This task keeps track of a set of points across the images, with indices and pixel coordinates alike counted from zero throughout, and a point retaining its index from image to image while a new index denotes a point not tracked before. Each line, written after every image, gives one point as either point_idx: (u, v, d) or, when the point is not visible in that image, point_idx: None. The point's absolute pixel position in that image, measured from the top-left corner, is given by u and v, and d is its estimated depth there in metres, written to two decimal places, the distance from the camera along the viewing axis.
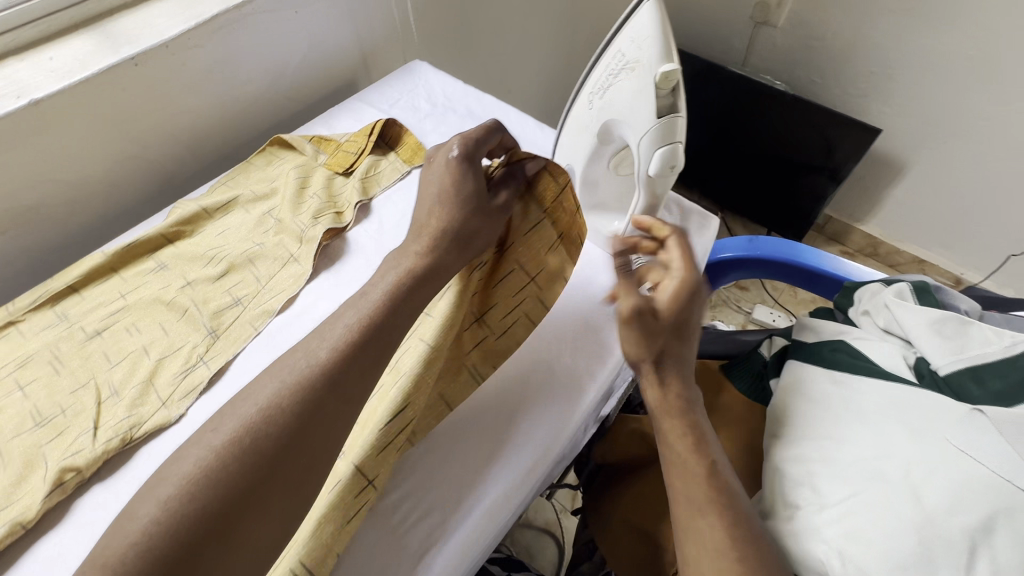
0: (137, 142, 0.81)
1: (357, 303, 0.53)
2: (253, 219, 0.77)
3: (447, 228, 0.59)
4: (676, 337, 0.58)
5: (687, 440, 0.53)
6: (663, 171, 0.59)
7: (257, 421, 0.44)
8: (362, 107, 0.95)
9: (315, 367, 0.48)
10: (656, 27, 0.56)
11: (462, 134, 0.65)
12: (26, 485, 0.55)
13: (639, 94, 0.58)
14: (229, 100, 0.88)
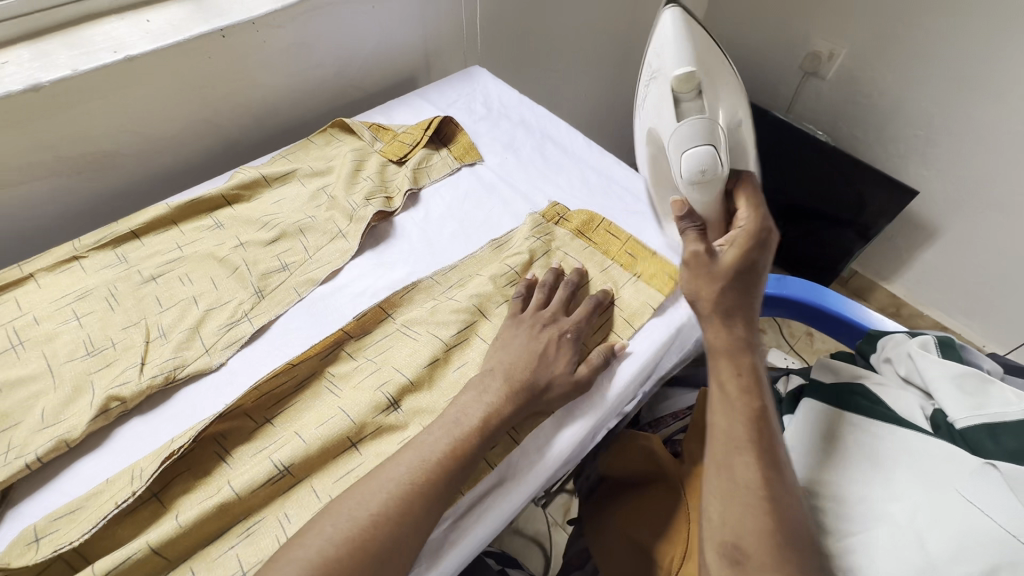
0: (211, 107, 0.86)
1: (457, 425, 0.56)
2: (308, 192, 0.81)
3: (530, 399, 0.60)
4: (737, 288, 0.61)
5: (738, 382, 0.56)
6: (698, 165, 0.66)
7: (363, 529, 0.48)
8: (420, 102, 1.00)
9: (421, 492, 0.51)
10: (661, 59, 0.75)
11: (575, 318, 0.67)
12: (73, 407, 0.58)
13: (666, 106, 0.73)
14: (299, 81, 0.94)
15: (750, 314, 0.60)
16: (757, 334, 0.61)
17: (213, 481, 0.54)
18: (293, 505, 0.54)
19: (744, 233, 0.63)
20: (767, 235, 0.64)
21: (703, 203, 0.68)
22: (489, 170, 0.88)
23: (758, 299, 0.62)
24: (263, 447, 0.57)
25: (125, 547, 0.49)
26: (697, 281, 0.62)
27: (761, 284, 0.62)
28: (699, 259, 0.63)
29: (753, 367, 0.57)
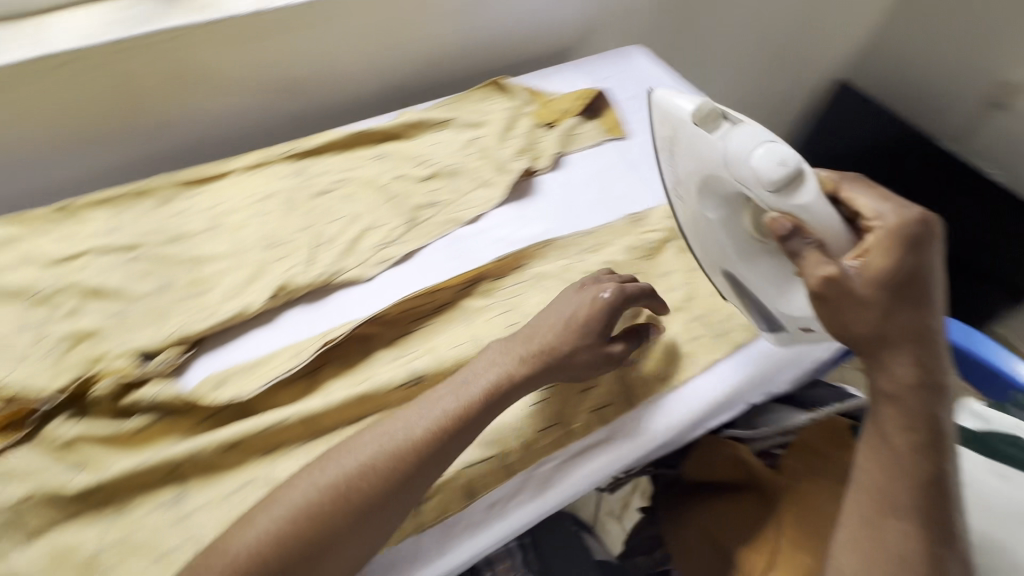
0: (389, 51, 0.93)
1: (486, 370, 0.55)
2: (462, 140, 0.87)
3: (548, 361, 0.56)
4: (896, 316, 0.50)
5: (901, 435, 0.51)
6: (776, 168, 0.49)
7: (388, 462, 0.48)
8: (573, 73, 1.01)
9: (436, 436, 0.50)
10: (665, 121, 0.61)
11: (626, 286, 0.61)
12: (253, 286, 0.68)
13: (698, 146, 0.57)
14: (469, 37, 0.99)
15: (915, 344, 0.51)
16: (933, 365, 0.52)
17: (357, 374, 0.61)
18: None
19: (891, 235, 0.49)
20: (927, 222, 0.49)
21: (813, 208, 0.49)
22: (636, 147, 0.89)
23: (925, 315, 0.51)
24: (402, 355, 0.63)
25: (284, 411, 0.56)
26: (837, 316, 0.50)
27: (926, 293, 0.51)
28: (831, 291, 0.49)
29: (918, 413, 0.51)
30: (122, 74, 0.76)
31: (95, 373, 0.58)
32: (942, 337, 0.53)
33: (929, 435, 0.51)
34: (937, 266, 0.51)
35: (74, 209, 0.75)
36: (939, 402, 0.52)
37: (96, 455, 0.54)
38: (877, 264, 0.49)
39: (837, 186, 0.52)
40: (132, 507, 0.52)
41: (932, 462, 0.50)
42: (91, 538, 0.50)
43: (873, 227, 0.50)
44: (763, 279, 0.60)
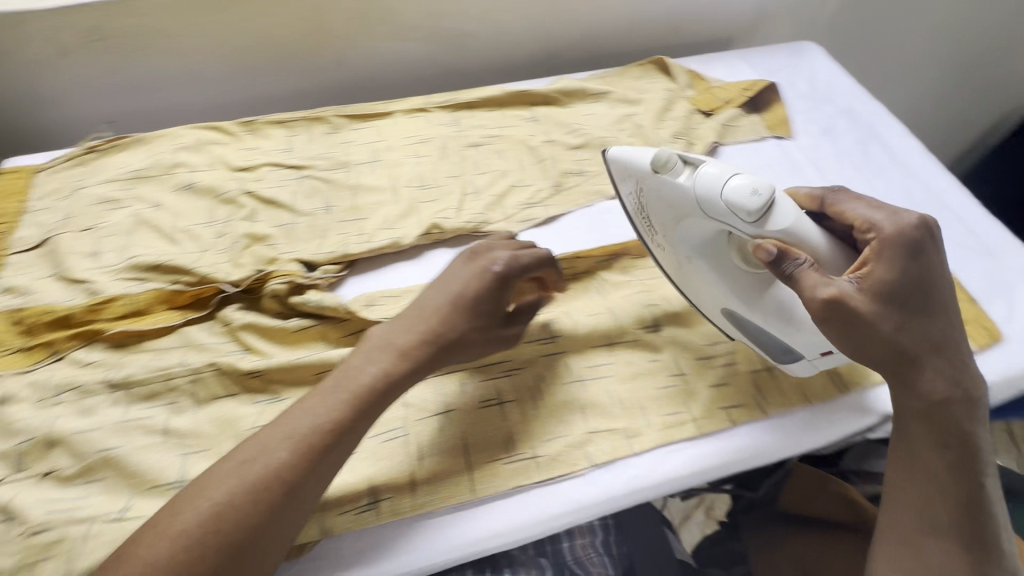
0: (555, 16, 0.93)
1: (380, 350, 0.51)
2: (616, 115, 0.85)
3: (435, 340, 0.52)
4: (912, 327, 0.50)
5: (932, 454, 0.51)
6: (749, 198, 0.50)
7: (300, 447, 0.45)
8: (739, 62, 0.95)
9: (341, 418, 0.47)
10: (627, 177, 0.59)
11: (515, 254, 0.57)
12: (405, 221, 0.71)
13: (669, 196, 0.56)
14: (635, 12, 0.96)
15: (933, 356, 0.51)
16: (959, 375, 0.52)
17: None
18: (552, 369, 0.60)
19: (882, 244, 0.51)
20: (927, 228, 0.52)
21: (795, 228, 0.51)
22: (799, 149, 0.83)
23: (939, 322, 0.52)
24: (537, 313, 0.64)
25: None
26: (855, 337, 0.50)
27: (936, 299, 0.52)
28: (837, 312, 0.49)
29: (949, 427, 0.51)
30: (314, 5, 0.81)
31: (269, 272, 0.64)
32: (961, 343, 0.53)
33: (961, 448, 0.51)
34: (944, 271, 0.52)
35: (256, 124, 0.82)
36: (972, 412, 0.52)
37: (259, 343, 0.60)
38: (881, 274, 0.50)
39: (828, 205, 0.57)
40: (284, 397, 0.57)
41: (965, 475, 0.50)
42: (248, 417, 0.55)
43: (869, 238, 0.52)
44: (771, 317, 0.55)
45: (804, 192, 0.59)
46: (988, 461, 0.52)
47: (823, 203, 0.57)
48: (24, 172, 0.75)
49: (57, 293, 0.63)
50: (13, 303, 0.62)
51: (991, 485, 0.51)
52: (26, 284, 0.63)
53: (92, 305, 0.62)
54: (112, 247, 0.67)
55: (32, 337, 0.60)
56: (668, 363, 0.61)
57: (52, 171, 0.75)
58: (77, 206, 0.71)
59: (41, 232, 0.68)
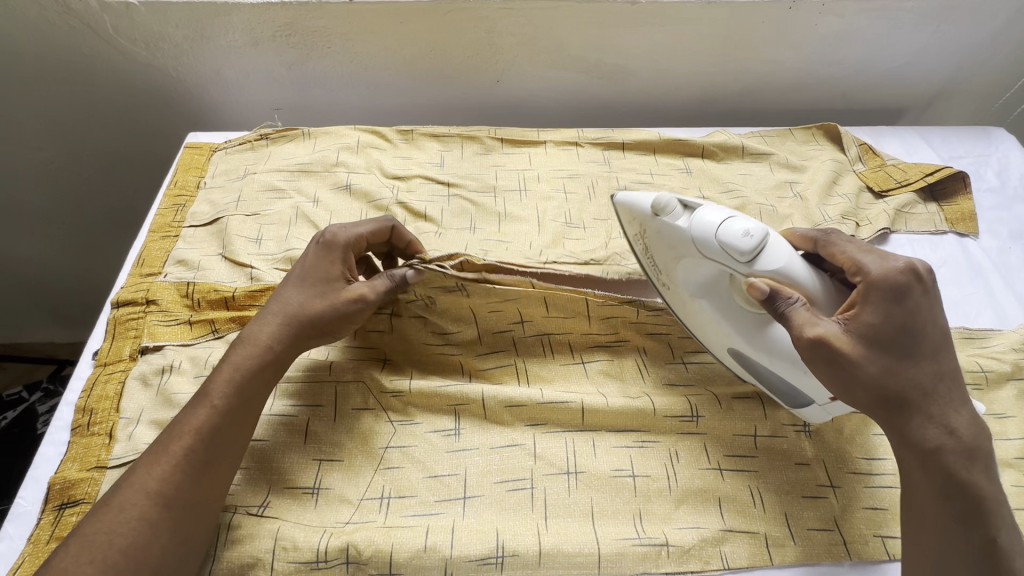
0: (723, 66, 0.89)
1: (244, 345, 0.52)
2: (776, 180, 0.80)
3: (292, 323, 0.53)
4: (900, 372, 0.48)
5: (938, 508, 0.46)
6: (742, 242, 0.51)
7: (183, 444, 0.47)
8: (918, 141, 0.88)
9: (214, 411, 0.49)
10: (631, 219, 0.59)
11: (349, 228, 0.58)
12: (549, 260, 0.70)
13: (669, 237, 0.56)
14: (806, 71, 0.91)
15: (921, 402, 0.48)
16: (956, 417, 0.48)
17: (631, 386, 0.60)
18: (689, 449, 0.56)
19: (869, 286, 0.50)
20: (915, 271, 0.50)
21: (786, 270, 0.52)
22: (982, 251, 0.74)
23: (929, 365, 0.48)
24: (676, 384, 0.61)
25: (567, 393, 0.58)
26: (840, 381, 0.49)
27: (926, 344, 0.48)
28: (822, 353, 0.49)
29: (945, 477, 0.46)
30: (489, 27, 0.82)
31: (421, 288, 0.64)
32: (959, 382, 0.49)
33: (965, 500, 0.46)
34: (935, 313, 0.50)
35: (412, 135, 0.83)
36: (974, 460, 0.47)
37: (401, 355, 0.61)
38: (868, 318, 0.49)
39: (822, 248, 0.56)
40: (418, 420, 0.57)
41: (977, 525, 0.45)
42: (382, 435, 0.56)
43: (858, 282, 0.52)
44: (775, 358, 0.54)
45: (797, 233, 0.59)
46: (1000, 511, 0.46)
47: (817, 244, 0.57)
48: (204, 150, 0.80)
49: (222, 273, 0.66)
50: (183, 276, 0.65)
51: (1009, 537, 0.45)
52: (196, 259, 0.67)
53: (250, 290, 0.64)
54: (273, 236, 0.71)
55: (196, 312, 0.63)
56: (817, 470, 0.56)
57: (227, 152, 0.80)
58: (247, 191, 0.75)
59: (213, 210, 0.73)
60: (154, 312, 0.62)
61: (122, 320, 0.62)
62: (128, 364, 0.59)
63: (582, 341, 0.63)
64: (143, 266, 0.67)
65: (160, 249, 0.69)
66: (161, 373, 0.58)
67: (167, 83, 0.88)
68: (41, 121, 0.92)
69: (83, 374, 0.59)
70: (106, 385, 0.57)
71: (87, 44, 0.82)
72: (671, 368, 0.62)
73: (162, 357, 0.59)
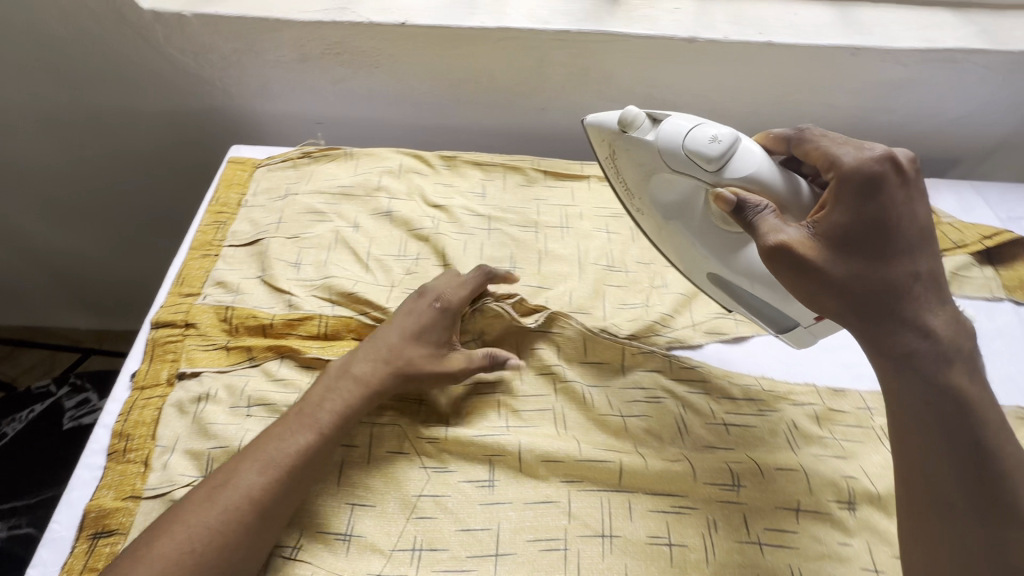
0: (775, 108, 0.87)
1: (351, 381, 0.56)
2: None
3: (397, 367, 0.58)
4: (874, 272, 0.49)
5: (915, 408, 0.48)
6: (709, 147, 0.52)
7: (285, 461, 0.50)
8: (974, 197, 0.84)
9: (319, 437, 0.52)
10: (601, 140, 0.59)
11: (452, 287, 0.63)
12: (589, 304, 0.69)
13: (636, 154, 0.57)
14: (862, 117, 0.88)
15: (895, 305, 0.49)
16: (923, 307, 0.49)
17: (668, 447, 0.59)
18: (727, 519, 0.55)
19: (840, 183, 0.50)
20: (888, 161, 0.50)
21: (757, 174, 0.53)
22: None
23: (902, 263, 0.49)
24: (715, 447, 0.59)
25: (605, 451, 0.57)
26: (814, 287, 0.50)
27: (897, 239, 0.49)
28: (794, 259, 0.49)
29: (920, 375, 0.48)
30: (540, 57, 0.81)
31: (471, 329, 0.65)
32: (931, 278, 0.50)
33: (940, 395, 0.47)
34: (906, 207, 0.50)
35: (455, 161, 0.82)
36: (945, 352, 0.48)
37: (437, 400, 0.61)
38: (839, 218, 0.50)
39: (794, 145, 0.56)
40: (451, 468, 0.56)
41: (957, 422, 0.47)
42: (414, 481, 0.55)
43: (831, 176, 0.51)
44: (742, 274, 0.57)
45: (771, 134, 0.58)
46: (973, 398, 0.48)
47: (790, 141, 0.56)
48: (247, 165, 0.80)
49: (261, 297, 0.66)
50: (223, 299, 0.65)
51: (981, 424, 0.47)
52: (235, 281, 0.67)
53: (289, 319, 0.64)
54: (312, 261, 0.70)
55: (233, 337, 0.63)
56: (862, 551, 0.54)
57: (270, 169, 0.79)
58: (288, 212, 0.74)
59: (254, 231, 0.72)
60: (193, 336, 0.62)
61: (161, 342, 0.62)
62: (165, 389, 0.59)
63: (621, 395, 0.62)
64: (183, 285, 0.67)
65: (200, 268, 0.69)
66: (197, 402, 0.58)
67: (212, 92, 0.88)
68: (86, 120, 0.92)
69: (119, 397, 0.59)
70: (144, 411, 0.57)
71: (137, 51, 0.82)
72: (710, 428, 0.60)
73: (199, 384, 0.59)
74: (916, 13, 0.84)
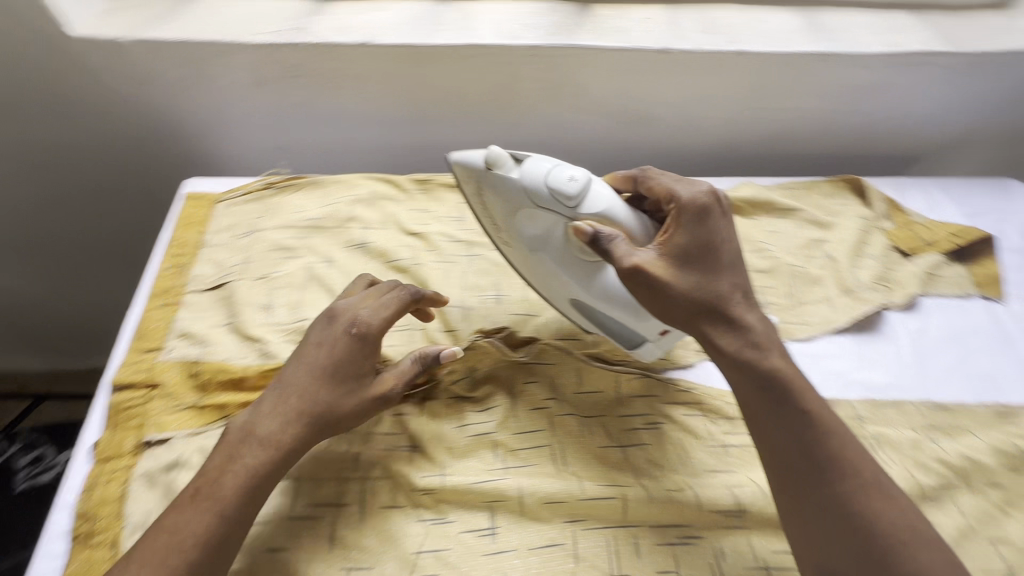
0: (747, 114, 0.87)
1: (260, 443, 0.50)
2: (804, 239, 0.79)
3: (314, 415, 0.52)
4: (705, 286, 0.53)
5: (763, 410, 0.50)
6: (568, 185, 0.54)
7: (187, 544, 0.45)
8: (941, 195, 0.87)
9: (226, 511, 0.47)
10: (466, 177, 0.60)
11: (371, 312, 0.57)
12: (579, 330, 0.68)
13: (502, 190, 0.58)
14: (830, 120, 0.89)
15: (723, 311, 0.53)
16: (747, 314, 0.54)
17: (671, 476, 0.58)
18: (735, 546, 0.54)
19: (676, 212, 0.55)
20: (714, 197, 0.56)
21: (610, 210, 0.55)
22: (1012, 318, 0.73)
23: (725, 276, 0.54)
24: (717, 471, 0.58)
25: (608, 487, 0.56)
26: (660, 304, 0.53)
27: (722, 257, 0.54)
28: (641, 278, 0.52)
29: (757, 374, 0.51)
30: (512, 73, 0.78)
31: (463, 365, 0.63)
32: (748, 287, 0.55)
33: (774, 390, 0.50)
34: (728, 233, 0.56)
35: (429, 185, 0.79)
36: (770, 350, 0.52)
37: (428, 445, 0.57)
38: (679, 240, 0.54)
39: (641, 183, 0.61)
40: (451, 518, 0.54)
41: (799, 415, 0.49)
42: (413, 537, 0.52)
43: (672, 208, 0.56)
44: (604, 300, 0.58)
45: (620, 176, 0.63)
46: (805, 388, 0.51)
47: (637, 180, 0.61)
48: (205, 201, 0.74)
49: (231, 347, 0.62)
50: (189, 353, 0.61)
51: (818, 410, 0.50)
52: (202, 332, 0.62)
53: (265, 370, 0.60)
54: (285, 303, 0.66)
55: (203, 395, 0.58)
56: None
57: (231, 204, 0.74)
58: (254, 250, 0.69)
59: (218, 273, 0.68)
60: (158, 397, 0.57)
61: (123, 407, 0.57)
62: (131, 459, 0.54)
63: (619, 424, 0.60)
64: (143, 339, 0.62)
65: (160, 319, 0.63)
66: (169, 470, 0.53)
67: (160, 120, 0.82)
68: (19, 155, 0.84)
69: (79, 472, 0.54)
70: (109, 486, 0.52)
71: (72, 80, 0.75)
72: (709, 451, 0.60)
73: (169, 451, 0.54)
74: (878, 17, 0.85)
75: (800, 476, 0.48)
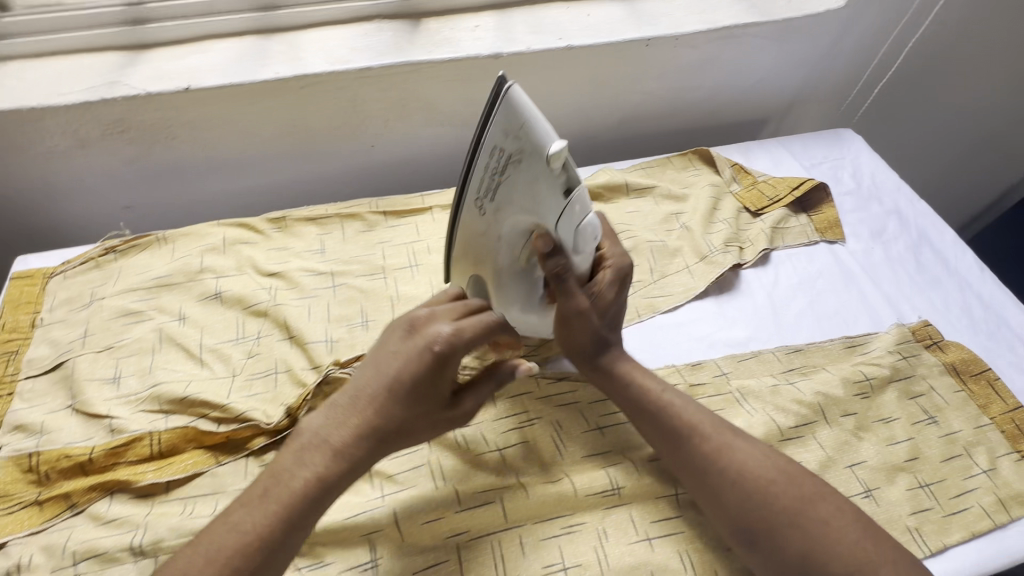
0: (595, 103, 0.90)
1: (325, 454, 0.45)
2: (662, 214, 0.82)
3: (378, 436, 0.46)
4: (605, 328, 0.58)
5: (642, 404, 0.56)
6: (587, 241, 0.53)
7: (234, 552, 0.42)
8: (782, 152, 0.93)
9: (277, 521, 0.43)
10: (516, 132, 0.44)
11: (457, 326, 0.47)
12: None
13: (536, 183, 0.47)
14: (673, 97, 0.94)
15: (607, 340, 0.59)
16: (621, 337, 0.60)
17: (549, 468, 0.59)
18: (617, 526, 0.55)
19: (609, 268, 0.58)
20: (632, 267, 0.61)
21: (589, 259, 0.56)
22: (851, 256, 0.80)
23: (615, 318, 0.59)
24: (593, 454, 0.60)
25: (487, 493, 0.56)
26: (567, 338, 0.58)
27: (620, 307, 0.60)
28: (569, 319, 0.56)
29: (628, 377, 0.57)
30: (351, 96, 0.77)
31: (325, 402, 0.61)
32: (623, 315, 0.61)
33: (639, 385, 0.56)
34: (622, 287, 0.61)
35: (286, 222, 0.77)
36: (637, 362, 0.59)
37: None
38: (608, 293, 0.58)
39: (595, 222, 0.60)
40: (329, 561, 0.52)
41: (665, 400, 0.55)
42: None
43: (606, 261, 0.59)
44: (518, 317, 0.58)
45: None
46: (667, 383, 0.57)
47: None
48: (37, 278, 0.69)
49: (73, 431, 0.57)
50: (24, 446, 0.56)
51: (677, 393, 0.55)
52: (39, 420, 0.58)
53: (112, 447, 0.56)
54: (133, 371, 0.62)
55: (44, 488, 0.54)
56: None
57: (67, 276, 0.70)
58: (95, 321, 0.65)
59: (56, 353, 0.63)
60: None
61: None
62: None
63: (494, 428, 0.61)
64: None
65: None
66: None
67: None
68: None
69: None
70: None
71: None
72: (586, 436, 0.61)
73: (6, 557, 0.50)
74: None
75: (677, 447, 0.53)
